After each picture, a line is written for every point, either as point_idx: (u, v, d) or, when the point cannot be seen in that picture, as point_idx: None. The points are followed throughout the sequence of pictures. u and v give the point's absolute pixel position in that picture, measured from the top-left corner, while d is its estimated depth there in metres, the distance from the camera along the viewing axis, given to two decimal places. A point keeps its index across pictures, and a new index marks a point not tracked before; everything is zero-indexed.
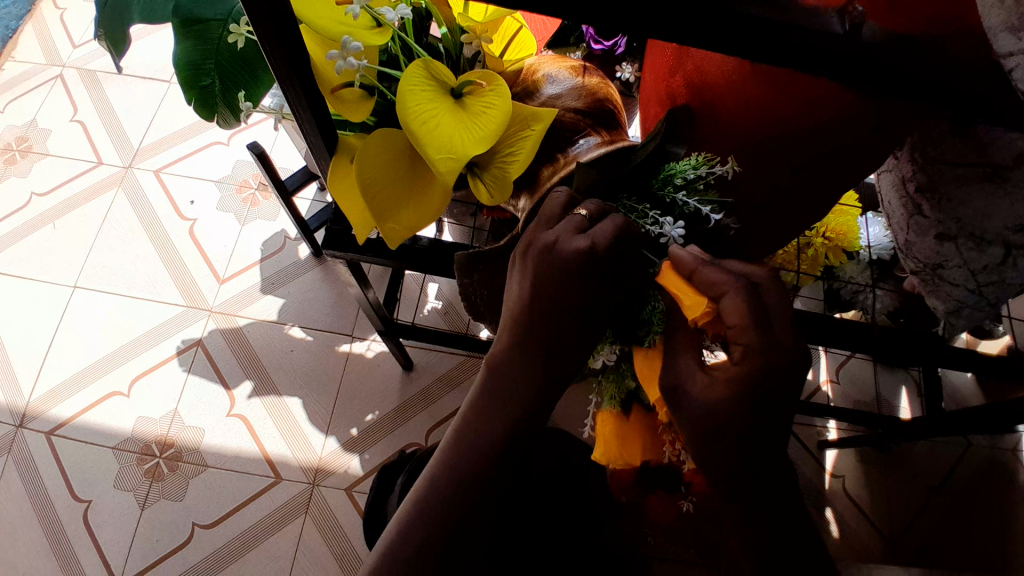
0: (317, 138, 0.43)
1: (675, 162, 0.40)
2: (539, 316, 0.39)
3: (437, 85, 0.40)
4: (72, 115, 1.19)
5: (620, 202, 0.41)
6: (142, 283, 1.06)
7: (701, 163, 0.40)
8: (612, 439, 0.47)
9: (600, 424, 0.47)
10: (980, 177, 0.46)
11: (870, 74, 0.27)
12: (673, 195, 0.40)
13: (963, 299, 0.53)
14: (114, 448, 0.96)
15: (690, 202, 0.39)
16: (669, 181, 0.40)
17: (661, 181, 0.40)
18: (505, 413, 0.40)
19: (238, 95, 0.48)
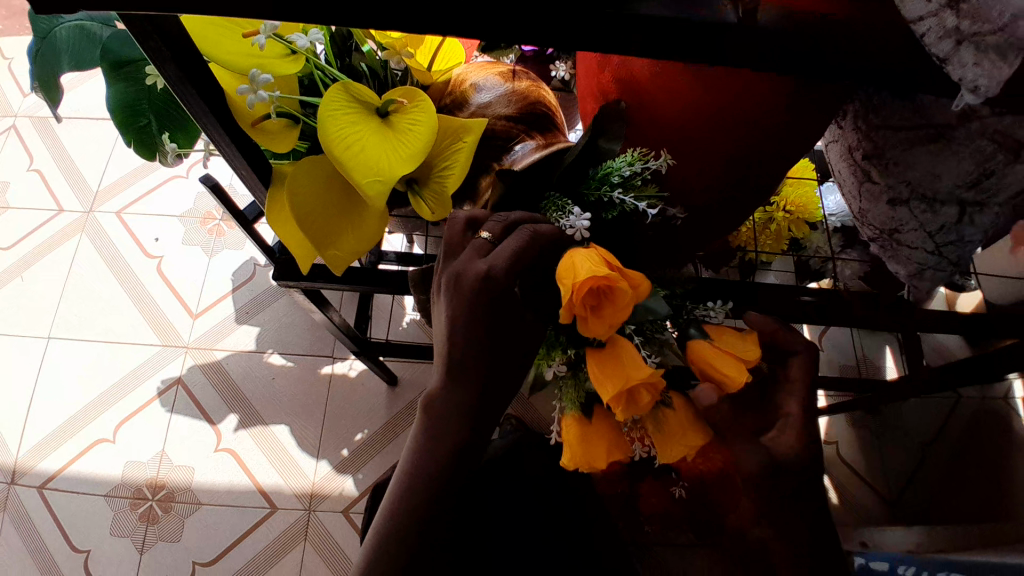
0: (244, 165, 0.43)
1: (609, 161, 0.40)
2: (459, 358, 0.36)
3: (360, 106, 0.39)
4: (30, 164, 1.17)
5: (546, 200, 0.41)
6: (116, 327, 1.05)
7: (636, 158, 0.40)
8: (578, 445, 0.41)
9: (565, 430, 0.42)
10: (925, 139, 0.46)
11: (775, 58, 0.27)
12: (608, 193, 0.39)
13: (924, 261, 0.52)
14: (106, 495, 0.95)
15: (625, 199, 0.39)
16: (606, 179, 0.40)
17: (596, 181, 0.40)
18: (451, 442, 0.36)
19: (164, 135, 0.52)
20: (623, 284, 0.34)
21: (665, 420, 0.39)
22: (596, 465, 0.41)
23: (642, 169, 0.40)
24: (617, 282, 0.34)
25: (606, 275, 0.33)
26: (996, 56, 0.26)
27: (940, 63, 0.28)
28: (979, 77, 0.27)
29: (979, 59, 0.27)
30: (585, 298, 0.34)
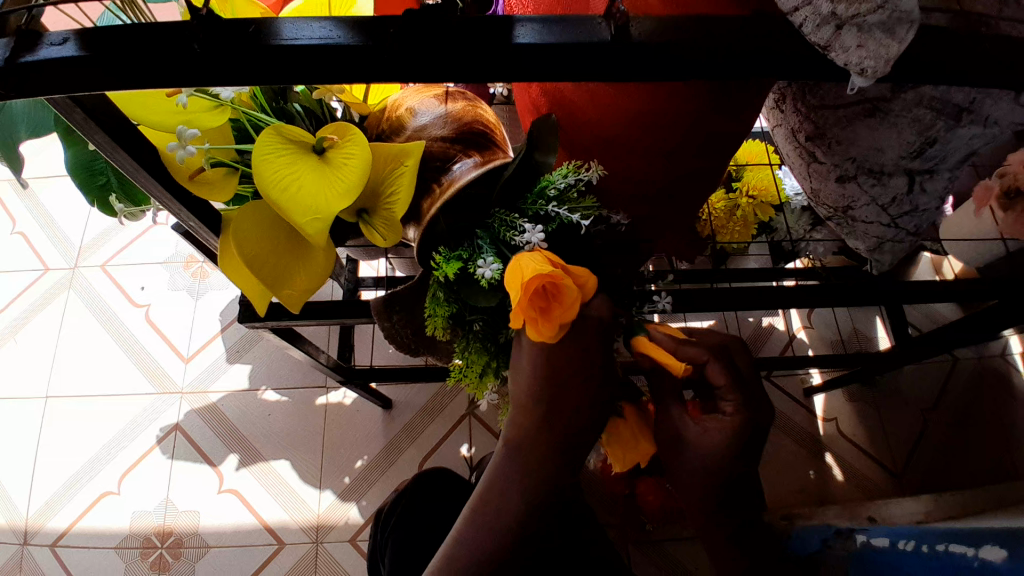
0: (187, 213, 0.44)
1: (546, 173, 0.42)
2: None
3: (296, 147, 0.40)
4: (11, 228, 1.19)
5: (494, 217, 0.42)
6: (111, 379, 1.06)
7: (569, 171, 0.41)
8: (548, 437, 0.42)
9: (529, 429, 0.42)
10: (863, 114, 0.46)
11: (664, 64, 0.28)
12: (545, 206, 0.41)
13: (881, 234, 0.52)
14: (115, 547, 0.96)
15: (563, 211, 0.40)
16: (543, 193, 0.41)
17: (533, 196, 0.42)
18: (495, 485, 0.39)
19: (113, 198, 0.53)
20: (568, 280, 0.35)
21: (618, 430, 0.42)
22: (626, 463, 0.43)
23: (576, 181, 0.42)
24: (561, 279, 0.34)
25: (550, 271, 0.34)
26: (880, 35, 0.29)
27: (825, 51, 0.30)
28: (865, 58, 0.29)
29: (861, 41, 0.29)
30: (533, 301, 0.35)
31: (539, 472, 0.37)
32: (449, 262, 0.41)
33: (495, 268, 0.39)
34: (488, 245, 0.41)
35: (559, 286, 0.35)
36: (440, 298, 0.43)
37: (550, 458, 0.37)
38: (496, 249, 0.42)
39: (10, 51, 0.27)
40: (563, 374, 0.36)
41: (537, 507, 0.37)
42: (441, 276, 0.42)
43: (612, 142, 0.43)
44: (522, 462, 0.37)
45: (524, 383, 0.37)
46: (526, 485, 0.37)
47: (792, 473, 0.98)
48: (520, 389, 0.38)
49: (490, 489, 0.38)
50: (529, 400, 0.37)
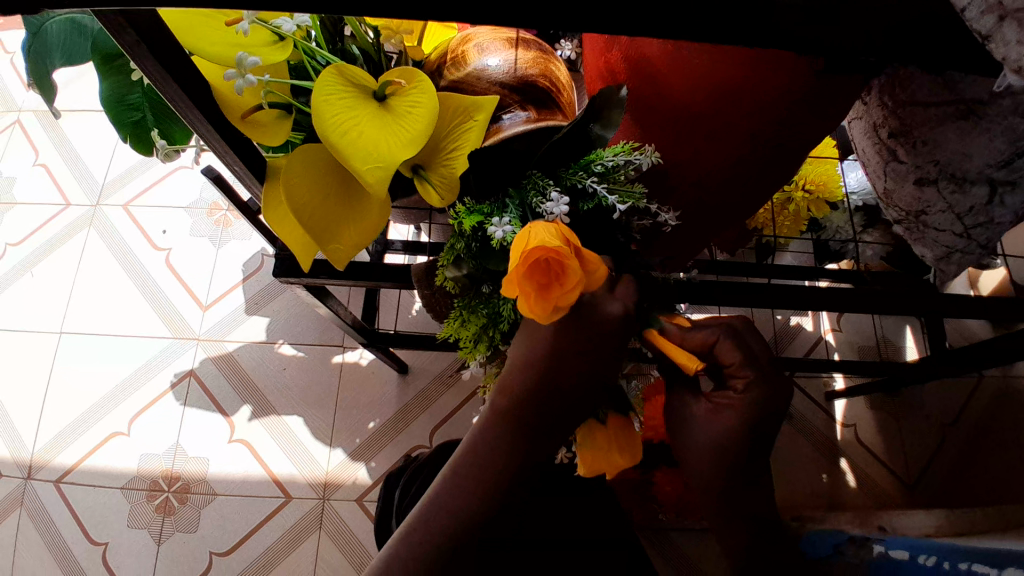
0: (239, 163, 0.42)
1: (598, 148, 0.40)
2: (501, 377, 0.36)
3: (356, 90, 0.38)
4: (34, 159, 1.17)
5: (530, 177, 0.41)
6: (127, 320, 1.05)
7: (622, 151, 0.40)
8: None
9: None
10: (956, 116, 0.42)
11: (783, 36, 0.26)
12: (585, 179, 0.39)
13: (951, 244, 0.50)
14: (122, 487, 0.96)
15: (599, 188, 0.39)
16: (587, 166, 0.40)
17: (576, 166, 0.40)
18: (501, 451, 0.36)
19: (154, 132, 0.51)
20: (574, 261, 0.33)
21: (595, 435, 0.41)
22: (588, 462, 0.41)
23: (627, 163, 0.41)
24: (568, 258, 0.32)
25: (556, 246, 0.32)
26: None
27: (982, 40, 0.29)
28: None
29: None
30: (533, 274, 0.33)
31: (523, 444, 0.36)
32: (469, 214, 0.40)
33: (509, 230, 0.37)
34: (514, 206, 0.40)
35: (560, 267, 0.33)
36: (456, 246, 0.42)
37: (521, 447, 0.36)
38: (522, 212, 0.40)
39: None
40: (558, 367, 0.36)
41: (501, 494, 0.36)
42: (459, 225, 0.41)
43: (691, 117, 0.40)
44: (494, 448, 0.36)
45: (517, 372, 0.36)
46: (491, 470, 0.36)
47: (805, 474, 0.98)
48: (512, 375, 0.37)
49: (455, 469, 0.37)
50: (517, 389, 0.36)
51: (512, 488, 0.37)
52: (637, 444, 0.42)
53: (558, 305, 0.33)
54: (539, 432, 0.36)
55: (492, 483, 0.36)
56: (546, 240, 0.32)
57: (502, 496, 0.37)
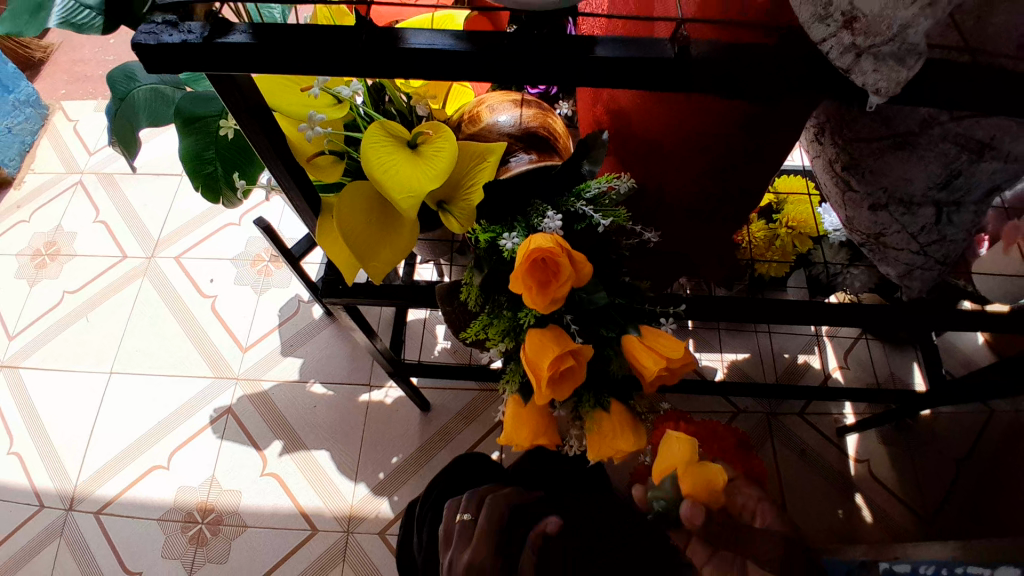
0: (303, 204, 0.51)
1: (586, 180, 0.48)
2: None
3: (394, 140, 0.46)
4: (95, 217, 1.30)
5: (532, 204, 0.48)
6: (171, 361, 1.14)
7: (605, 180, 0.48)
8: (524, 425, 0.45)
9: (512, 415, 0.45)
10: (892, 148, 0.50)
11: (715, 79, 0.35)
12: (577, 204, 0.47)
13: (911, 261, 0.56)
14: (158, 518, 1.01)
15: (588, 210, 0.47)
16: (578, 193, 0.48)
17: (570, 193, 0.48)
18: None
19: (232, 172, 0.58)
20: (565, 258, 0.39)
21: (600, 422, 0.46)
22: (522, 444, 0.45)
23: (610, 191, 0.49)
24: (561, 257, 0.39)
25: (551, 248, 0.39)
26: (895, 61, 0.34)
27: (846, 74, 0.35)
28: (880, 80, 0.34)
29: (878, 67, 0.34)
30: (534, 272, 0.40)
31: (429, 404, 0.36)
32: (484, 230, 0.48)
33: (517, 242, 0.45)
34: (519, 225, 0.48)
35: (557, 264, 0.40)
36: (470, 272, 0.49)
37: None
38: (526, 232, 0.47)
39: (206, 32, 0.34)
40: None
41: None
42: (478, 242, 0.49)
43: (663, 151, 0.48)
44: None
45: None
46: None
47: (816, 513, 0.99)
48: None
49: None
50: None
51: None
52: (639, 432, 0.47)
53: (555, 296, 0.40)
54: None
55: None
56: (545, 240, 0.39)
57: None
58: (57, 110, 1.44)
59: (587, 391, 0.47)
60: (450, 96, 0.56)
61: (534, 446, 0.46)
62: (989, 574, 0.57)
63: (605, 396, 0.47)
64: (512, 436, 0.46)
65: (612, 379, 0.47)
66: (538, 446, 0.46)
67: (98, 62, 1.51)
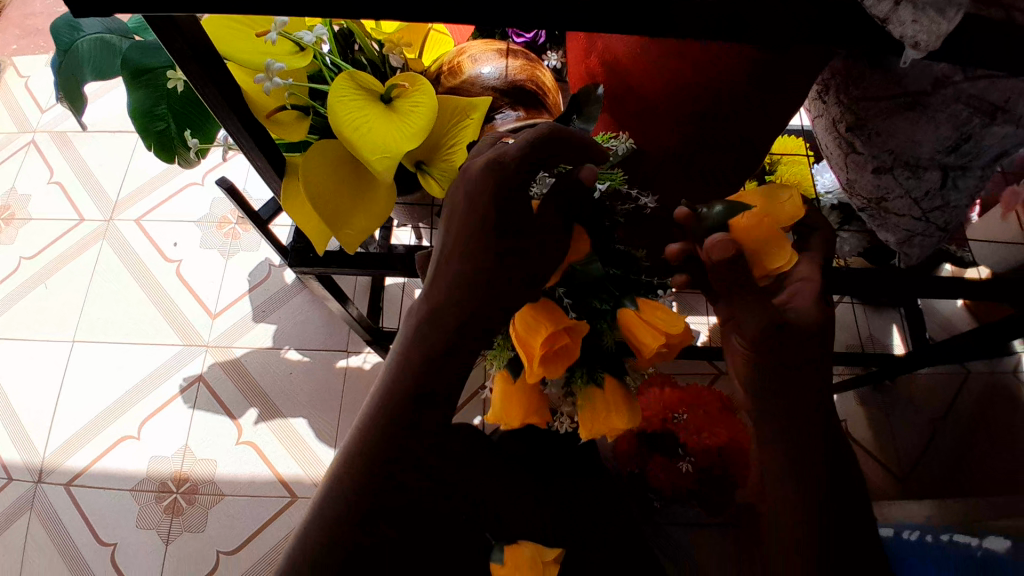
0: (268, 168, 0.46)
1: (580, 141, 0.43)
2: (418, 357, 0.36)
3: (366, 94, 0.42)
4: (50, 177, 1.22)
5: None
6: (138, 329, 1.09)
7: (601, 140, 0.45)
8: (512, 402, 0.42)
9: (500, 392, 0.43)
10: (902, 108, 0.48)
11: (728, 27, 0.31)
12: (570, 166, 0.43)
13: (912, 227, 0.54)
14: (131, 489, 0.98)
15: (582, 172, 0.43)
16: None
17: None
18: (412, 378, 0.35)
19: (184, 130, 0.53)
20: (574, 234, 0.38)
21: (593, 398, 0.43)
22: (512, 424, 0.43)
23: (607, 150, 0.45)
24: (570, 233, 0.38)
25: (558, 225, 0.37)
26: (936, 13, 0.32)
27: (882, 23, 0.32)
28: (919, 32, 0.32)
29: (918, 17, 0.32)
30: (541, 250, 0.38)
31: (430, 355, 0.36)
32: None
33: None
34: None
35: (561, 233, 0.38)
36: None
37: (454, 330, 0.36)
38: None
39: None
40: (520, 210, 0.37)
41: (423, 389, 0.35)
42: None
43: None
44: (437, 293, 0.36)
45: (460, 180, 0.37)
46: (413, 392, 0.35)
47: None
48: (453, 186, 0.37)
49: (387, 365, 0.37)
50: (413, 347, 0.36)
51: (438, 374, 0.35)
52: (635, 409, 0.44)
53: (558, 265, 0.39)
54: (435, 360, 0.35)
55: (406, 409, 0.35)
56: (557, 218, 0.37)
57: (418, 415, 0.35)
58: (2, 62, 1.33)
59: (579, 366, 0.44)
60: (428, 44, 0.51)
61: (523, 423, 0.43)
62: (977, 541, 0.57)
63: (598, 371, 0.44)
64: (500, 416, 0.43)
65: (604, 353, 0.45)
66: (528, 423, 0.44)
67: (44, 9, 1.40)
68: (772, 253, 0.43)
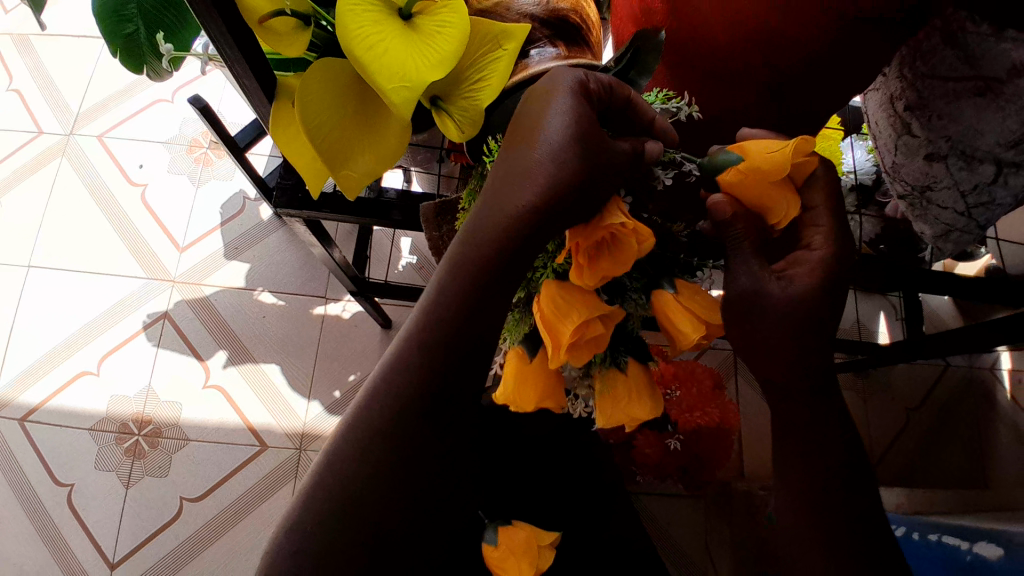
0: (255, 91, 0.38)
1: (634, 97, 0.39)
2: (462, 287, 0.33)
3: (383, 5, 0.34)
4: (5, 83, 1.10)
5: None
6: (99, 258, 1.01)
7: (657, 100, 0.40)
8: (530, 382, 0.38)
9: (516, 370, 0.38)
10: (972, 92, 0.44)
11: None
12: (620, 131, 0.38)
13: (951, 222, 0.51)
14: (91, 429, 0.94)
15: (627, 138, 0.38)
16: None
17: None
18: (457, 304, 0.33)
19: (158, 35, 0.43)
20: (629, 237, 0.32)
21: (614, 383, 0.40)
22: (525, 407, 0.39)
23: (662, 110, 0.41)
24: (625, 234, 0.32)
25: (618, 227, 0.32)
26: None
27: None
28: None
29: None
30: (594, 245, 0.33)
31: (475, 283, 0.33)
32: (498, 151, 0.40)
33: None
34: None
35: (616, 233, 0.33)
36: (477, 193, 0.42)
37: (510, 257, 0.33)
38: None
39: None
40: (605, 154, 0.33)
41: (469, 311, 0.33)
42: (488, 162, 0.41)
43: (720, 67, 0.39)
44: (508, 198, 0.33)
45: (550, 103, 0.33)
46: (457, 316, 0.33)
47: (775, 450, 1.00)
48: (540, 105, 0.33)
49: (437, 271, 0.34)
50: (457, 276, 0.33)
51: (487, 301, 0.33)
52: (658, 396, 0.40)
53: (592, 255, 0.33)
54: (484, 290, 0.33)
55: (448, 328, 0.33)
56: (624, 225, 0.32)
57: (460, 340, 0.33)
58: None
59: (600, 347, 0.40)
60: None
61: (537, 407, 0.39)
62: None
63: (621, 353, 0.41)
64: (512, 398, 0.39)
65: (629, 335, 0.41)
66: (542, 408, 0.40)
67: None
68: (771, 208, 0.37)
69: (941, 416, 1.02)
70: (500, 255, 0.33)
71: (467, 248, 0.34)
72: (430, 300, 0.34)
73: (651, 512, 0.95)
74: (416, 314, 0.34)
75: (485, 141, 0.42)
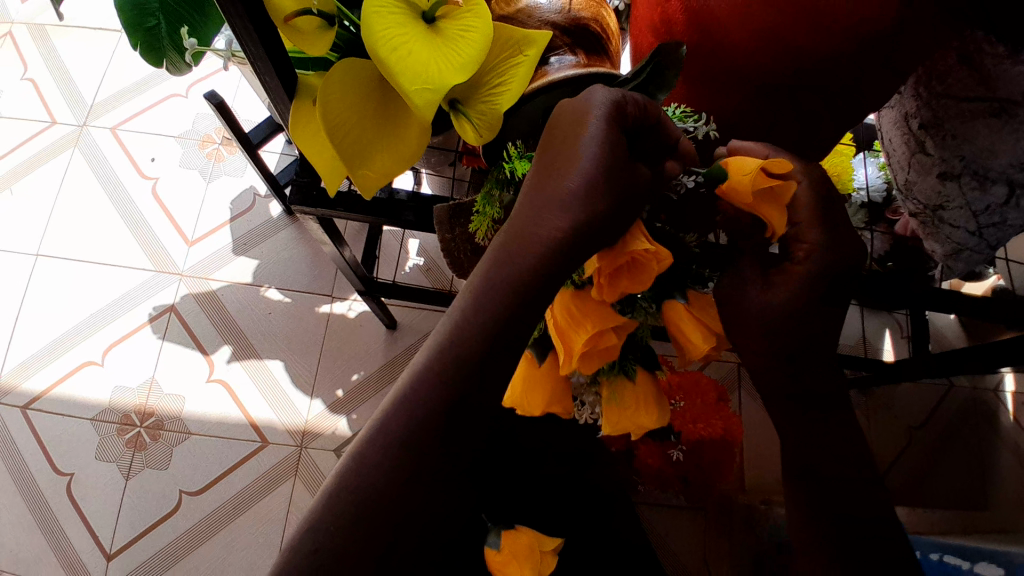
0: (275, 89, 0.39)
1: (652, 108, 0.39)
2: (488, 313, 0.32)
3: (407, 8, 0.34)
4: (22, 71, 1.11)
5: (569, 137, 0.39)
6: (108, 249, 1.02)
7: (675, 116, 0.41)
8: (539, 387, 0.38)
9: (525, 375, 0.39)
10: (987, 113, 0.45)
11: None
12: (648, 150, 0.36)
13: (962, 242, 0.51)
14: (93, 419, 0.94)
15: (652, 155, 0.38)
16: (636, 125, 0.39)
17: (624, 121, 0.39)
18: (481, 329, 0.32)
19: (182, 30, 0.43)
20: (651, 262, 0.34)
21: (622, 391, 0.40)
22: (531, 411, 0.39)
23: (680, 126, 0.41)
24: (648, 260, 0.34)
25: (643, 253, 0.34)
26: None
27: None
28: None
29: None
30: (618, 266, 0.34)
31: (502, 308, 0.32)
32: (520, 159, 0.40)
33: None
34: None
35: (637, 257, 0.34)
36: (493, 196, 0.42)
37: (542, 280, 0.32)
38: None
39: None
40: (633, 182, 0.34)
41: (498, 331, 0.32)
42: (507, 168, 0.41)
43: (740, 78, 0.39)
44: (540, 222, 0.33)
45: (584, 125, 0.33)
46: (482, 343, 0.32)
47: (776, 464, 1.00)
48: (573, 128, 0.34)
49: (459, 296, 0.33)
50: (485, 301, 0.32)
51: (516, 322, 0.32)
52: (664, 406, 0.41)
53: (611, 276, 0.34)
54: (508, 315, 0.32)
55: (472, 354, 0.32)
56: (647, 251, 0.34)
57: (487, 359, 0.32)
58: None
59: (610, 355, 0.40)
60: None
61: (544, 411, 0.40)
62: None
63: (630, 362, 0.41)
64: (519, 401, 0.39)
65: (639, 344, 0.41)
66: (548, 413, 0.40)
67: None
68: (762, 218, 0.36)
69: (944, 437, 1.02)
70: (530, 281, 0.32)
71: (495, 273, 0.32)
72: (453, 327, 0.32)
73: (649, 522, 0.94)
74: (434, 341, 0.33)
75: (504, 146, 0.42)
